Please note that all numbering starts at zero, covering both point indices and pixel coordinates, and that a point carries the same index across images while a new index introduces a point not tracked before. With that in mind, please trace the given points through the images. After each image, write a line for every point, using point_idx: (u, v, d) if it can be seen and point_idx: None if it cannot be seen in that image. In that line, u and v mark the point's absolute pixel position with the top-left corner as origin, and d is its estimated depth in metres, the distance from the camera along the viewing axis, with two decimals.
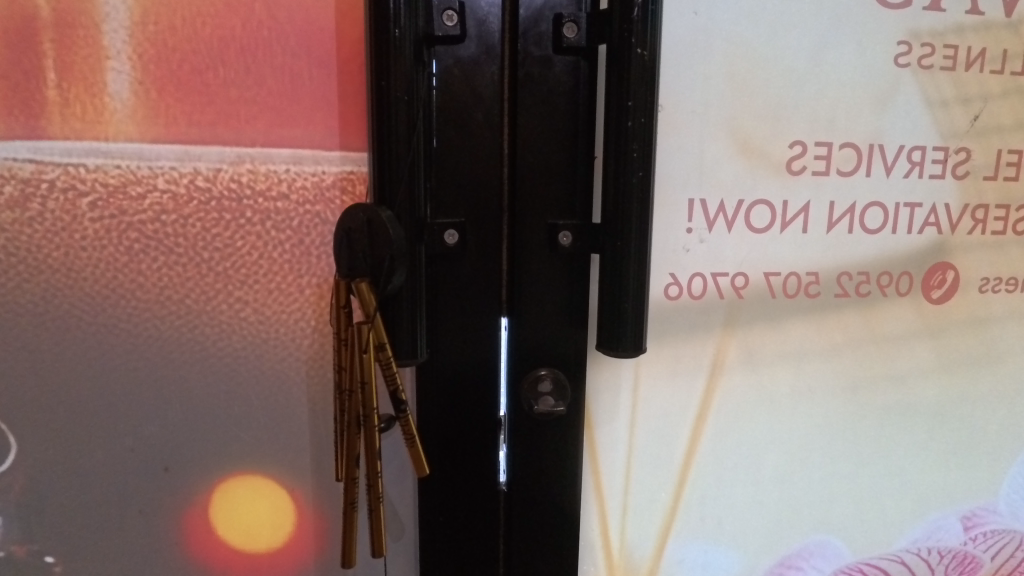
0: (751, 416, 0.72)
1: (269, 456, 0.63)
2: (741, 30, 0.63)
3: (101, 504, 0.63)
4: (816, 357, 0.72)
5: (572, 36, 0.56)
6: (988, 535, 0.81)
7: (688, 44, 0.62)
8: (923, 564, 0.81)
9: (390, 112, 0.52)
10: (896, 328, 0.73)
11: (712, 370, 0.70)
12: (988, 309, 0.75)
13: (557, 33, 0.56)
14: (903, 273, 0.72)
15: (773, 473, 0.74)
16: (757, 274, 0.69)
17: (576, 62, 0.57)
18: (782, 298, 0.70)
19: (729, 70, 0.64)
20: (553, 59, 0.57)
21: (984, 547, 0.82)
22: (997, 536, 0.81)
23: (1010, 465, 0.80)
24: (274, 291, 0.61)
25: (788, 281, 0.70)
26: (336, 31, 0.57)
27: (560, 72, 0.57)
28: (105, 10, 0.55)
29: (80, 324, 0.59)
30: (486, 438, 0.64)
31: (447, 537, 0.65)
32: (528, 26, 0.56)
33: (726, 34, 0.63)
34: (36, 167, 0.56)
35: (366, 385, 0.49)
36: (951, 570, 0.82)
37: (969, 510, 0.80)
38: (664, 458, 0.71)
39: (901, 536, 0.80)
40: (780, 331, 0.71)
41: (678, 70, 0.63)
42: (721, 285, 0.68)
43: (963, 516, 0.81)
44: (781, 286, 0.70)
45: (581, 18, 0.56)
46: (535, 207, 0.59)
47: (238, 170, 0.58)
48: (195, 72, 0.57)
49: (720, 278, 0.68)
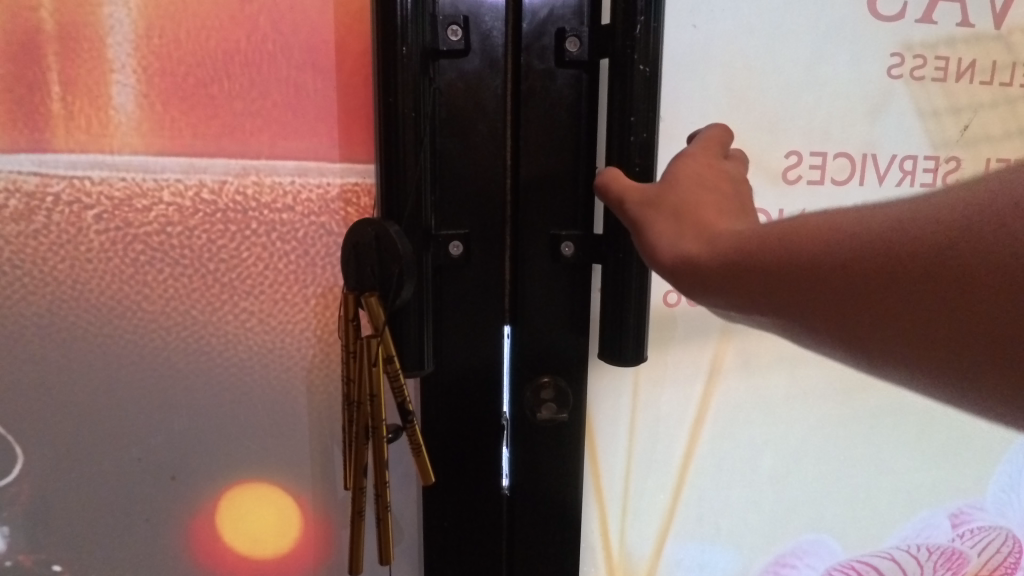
0: (747, 419, 0.74)
1: (275, 463, 0.64)
2: (738, 42, 0.64)
3: (108, 512, 0.63)
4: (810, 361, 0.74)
5: (575, 50, 0.57)
6: (974, 532, 0.84)
7: (688, 56, 0.63)
8: (912, 560, 0.83)
9: (397, 128, 0.52)
10: None
11: (710, 375, 0.71)
12: None
13: (560, 47, 0.57)
14: None
15: (767, 474, 0.76)
16: None
17: (579, 75, 0.58)
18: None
19: (726, 82, 0.65)
20: (556, 73, 0.58)
21: (971, 544, 0.84)
22: (983, 532, 0.84)
23: (997, 463, 0.83)
24: (279, 302, 0.61)
25: None
26: (340, 44, 0.58)
27: (562, 85, 0.58)
28: (110, 23, 0.55)
29: (86, 336, 0.59)
30: (490, 444, 0.65)
31: (452, 541, 0.66)
32: (531, 40, 0.57)
33: (724, 46, 0.64)
34: (41, 180, 0.56)
35: (374, 398, 0.50)
36: (939, 566, 0.84)
37: (957, 507, 0.83)
38: (662, 462, 0.72)
39: (892, 533, 0.82)
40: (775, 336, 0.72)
41: (677, 83, 0.64)
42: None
43: (951, 514, 0.83)
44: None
45: (583, 32, 0.57)
46: (537, 218, 0.60)
47: (243, 182, 0.59)
48: (199, 85, 0.57)
49: None
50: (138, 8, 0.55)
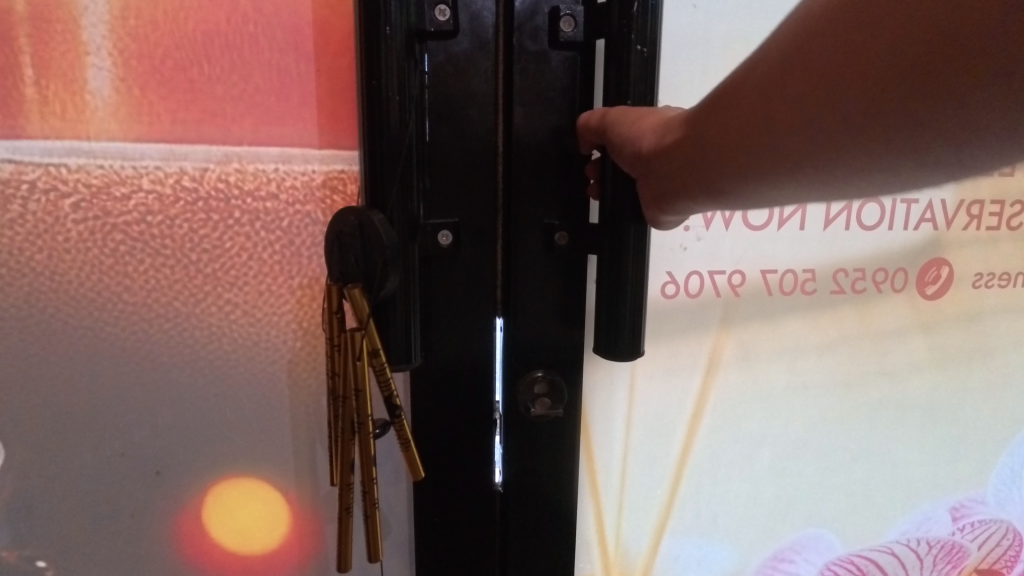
0: (745, 412, 0.72)
1: (262, 457, 0.63)
2: (743, 21, 0.62)
3: (91, 508, 0.62)
4: (811, 353, 0.72)
5: (569, 31, 0.55)
6: (975, 525, 0.82)
7: (690, 35, 0.61)
8: (912, 555, 0.82)
9: (382, 112, 0.50)
10: (890, 323, 0.73)
11: (707, 368, 0.70)
12: (982, 304, 0.75)
13: (553, 27, 0.55)
14: (898, 269, 0.72)
15: (766, 468, 0.75)
16: (754, 272, 0.68)
17: (573, 57, 0.56)
18: (778, 296, 0.69)
19: (730, 63, 0.62)
20: (550, 54, 0.56)
21: (971, 538, 0.82)
22: (983, 526, 0.82)
23: (998, 456, 0.82)
24: (264, 293, 0.60)
25: (785, 278, 0.69)
26: (325, 26, 0.56)
27: (556, 67, 0.56)
28: (83, 3, 0.53)
29: (66, 328, 0.58)
30: (481, 439, 0.64)
31: (442, 535, 0.65)
32: (524, 19, 0.55)
33: (728, 25, 0.62)
34: (16, 167, 0.54)
35: (360, 393, 0.48)
36: (938, 560, 0.83)
37: (957, 501, 0.81)
38: (659, 457, 0.71)
39: (892, 528, 0.80)
40: (774, 328, 0.70)
41: (676, 65, 0.62)
42: (717, 284, 0.68)
43: (952, 508, 0.82)
44: (778, 284, 0.69)
45: (579, 11, 0.55)
46: (530, 206, 0.59)
47: (225, 169, 0.57)
48: (178, 68, 0.55)
49: (717, 276, 0.67)
50: None
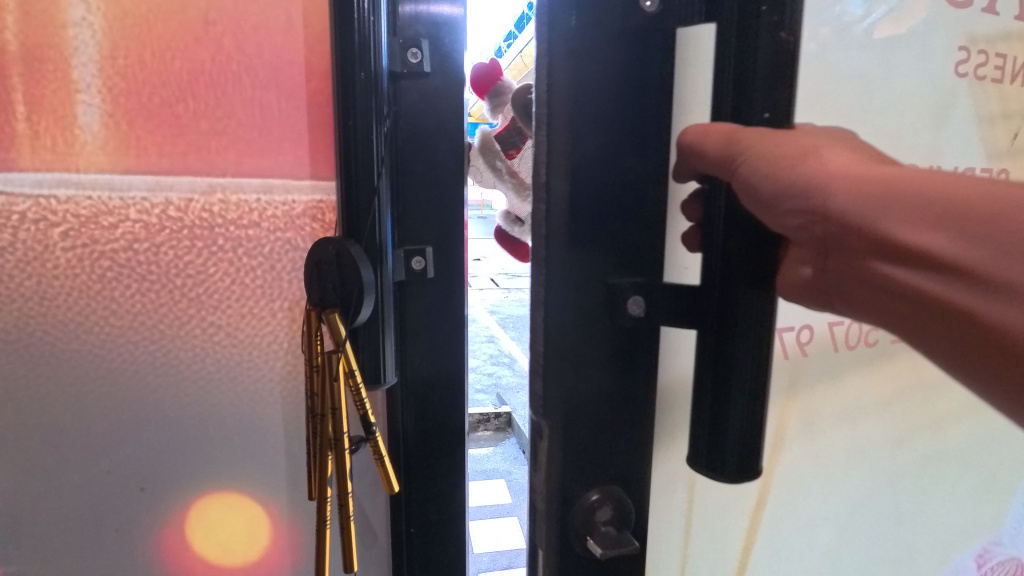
0: (808, 492, 0.67)
1: (245, 473, 0.65)
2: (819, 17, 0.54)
3: (79, 524, 0.64)
4: (871, 415, 0.69)
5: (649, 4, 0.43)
6: (995, 568, 0.85)
7: None
8: None
9: (358, 151, 0.53)
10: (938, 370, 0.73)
11: (772, 447, 0.64)
12: None
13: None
14: None
15: (825, 554, 0.71)
16: (820, 325, 0.64)
17: (647, 51, 0.44)
18: (843, 350, 0.66)
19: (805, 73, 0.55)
20: (614, 41, 0.44)
21: None
22: (1003, 567, 0.85)
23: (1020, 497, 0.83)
24: (247, 316, 0.63)
25: (849, 331, 0.66)
26: (305, 65, 0.60)
27: (618, 55, 0.44)
28: (74, 44, 0.56)
29: (53, 351, 0.60)
30: (453, 448, 0.67)
31: (418, 549, 0.68)
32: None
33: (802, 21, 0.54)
34: (7, 199, 0.57)
35: (336, 412, 0.51)
36: None
37: (986, 548, 0.83)
38: (719, 563, 0.65)
39: None
40: (838, 390, 0.66)
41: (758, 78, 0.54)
42: (786, 342, 0.62)
43: (979, 555, 0.83)
44: (843, 337, 0.65)
45: None
46: (590, 270, 0.47)
47: (209, 200, 0.60)
48: (165, 104, 0.58)
49: (786, 334, 0.62)
50: (102, 29, 0.56)
